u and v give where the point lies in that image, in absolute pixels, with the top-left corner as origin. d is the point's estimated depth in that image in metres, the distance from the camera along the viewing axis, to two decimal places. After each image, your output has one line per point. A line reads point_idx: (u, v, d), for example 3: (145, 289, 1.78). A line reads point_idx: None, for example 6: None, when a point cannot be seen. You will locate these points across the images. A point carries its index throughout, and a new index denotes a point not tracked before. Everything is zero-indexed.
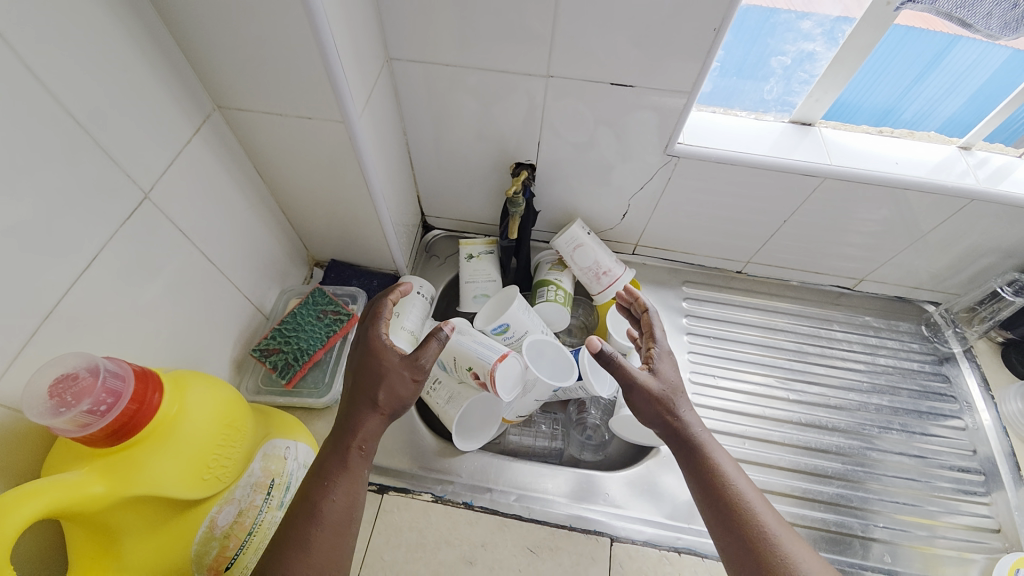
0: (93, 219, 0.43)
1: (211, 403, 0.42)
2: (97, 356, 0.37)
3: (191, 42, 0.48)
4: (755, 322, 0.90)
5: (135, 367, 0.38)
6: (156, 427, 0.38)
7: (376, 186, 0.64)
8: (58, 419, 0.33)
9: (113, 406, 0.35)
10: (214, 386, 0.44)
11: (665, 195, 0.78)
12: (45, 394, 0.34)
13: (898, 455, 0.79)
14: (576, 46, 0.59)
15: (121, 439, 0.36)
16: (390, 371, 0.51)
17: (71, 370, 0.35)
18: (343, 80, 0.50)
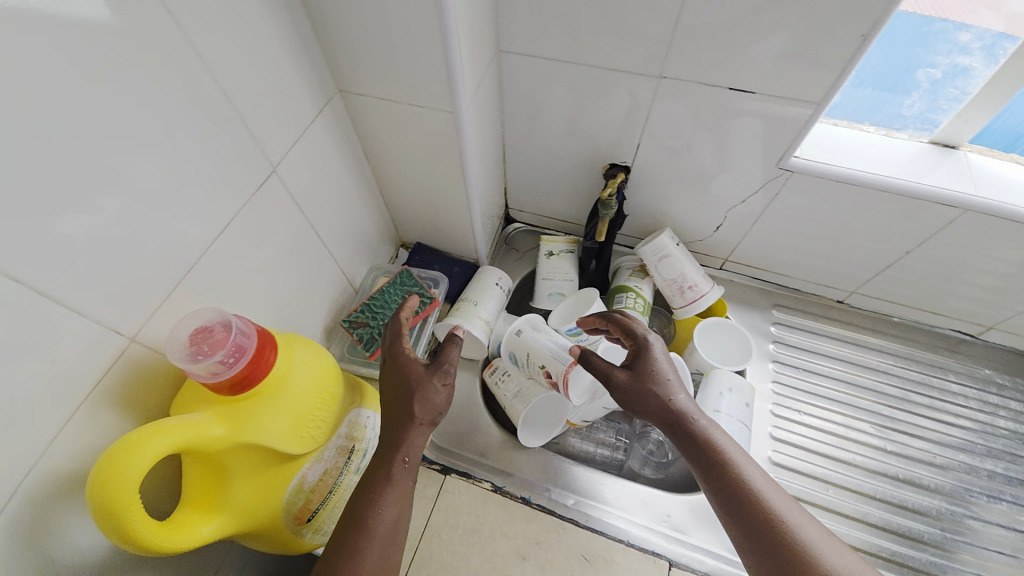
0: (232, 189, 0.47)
1: (314, 368, 0.45)
2: (228, 312, 0.41)
3: (328, 30, 0.51)
4: (849, 358, 0.82)
5: (256, 327, 0.42)
6: (269, 384, 0.41)
7: (471, 177, 0.66)
8: (196, 365, 0.37)
9: (239, 359, 0.39)
10: (318, 350, 0.47)
11: (767, 211, 0.72)
12: (184, 342, 0.38)
13: (1012, 532, 0.69)
14: (697, 47, 0.56)
15: (240, 391, 0.40)
16: (420, 380, 0.55)
17: (205, 323, 0.40)
18: (459, 72, 0.51)
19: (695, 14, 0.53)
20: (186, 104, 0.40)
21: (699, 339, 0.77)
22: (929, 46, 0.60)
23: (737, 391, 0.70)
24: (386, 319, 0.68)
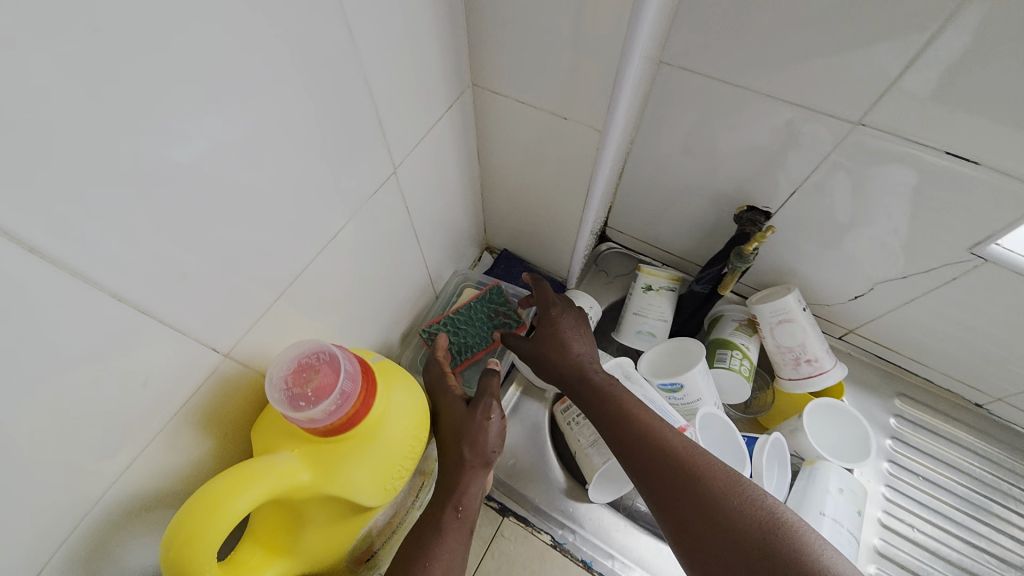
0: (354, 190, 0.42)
1: (406, 411, 0.40)
2: (331, 344, 0.36)
3: (484, 18, 0.44)
4: (978, 474, 0.70)
5: (358, 363, 0.37)
6: (362, 430, 0.37)
7: (595, 199, 0.58)
8: (298, 412, 0.33)
9: (342, 406, 0.34)
10: (412, 390, 0.43)
11: (929, 293, 0.62)
12: (284, 382, 0.33)
13: None
14: (921, 95, 0.45)
15: (332, 436, 0.35)
16: (467, 416, 0.50)
17: (308, 358, 0.35)
18: (628, 90, 0.43)
19: (937, 57, 0.42)
20: (338, 96, 0.34)
21: (808, 420, 0.68)
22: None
23: (849, 493, 0.61)
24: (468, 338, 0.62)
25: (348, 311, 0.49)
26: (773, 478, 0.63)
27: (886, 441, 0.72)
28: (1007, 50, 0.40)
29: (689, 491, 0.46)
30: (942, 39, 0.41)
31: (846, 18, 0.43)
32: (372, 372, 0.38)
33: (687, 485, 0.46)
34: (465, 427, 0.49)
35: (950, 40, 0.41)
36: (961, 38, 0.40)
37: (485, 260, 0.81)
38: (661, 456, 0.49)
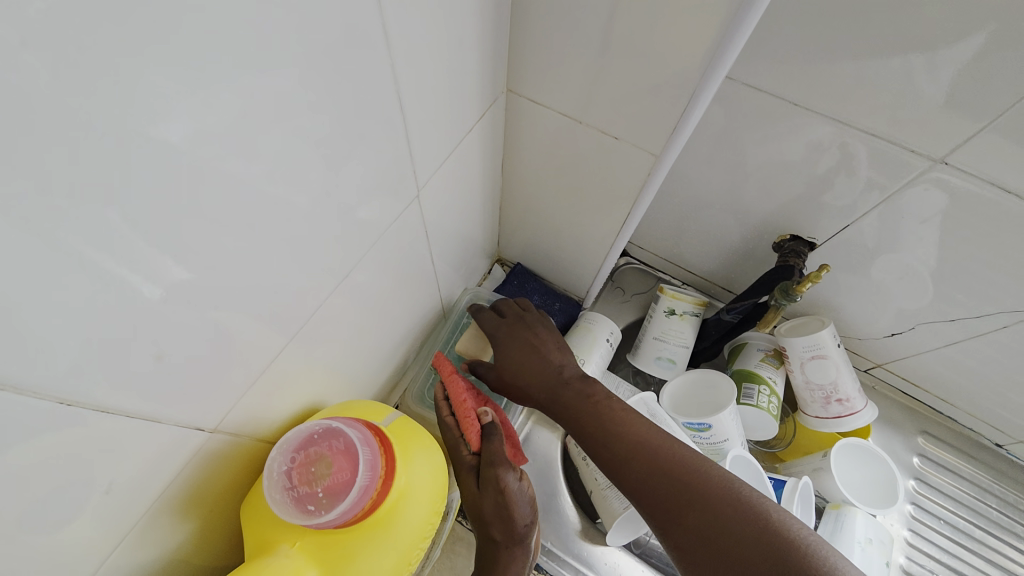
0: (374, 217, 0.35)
1: (429, 486, 0.38)
2: (335, 423, 0.35)
3: (534, 14, 0.36)
4: (998, 517, 0.69)
5: (371, 442, 0.35)
6: (378, 518, 0.34)
7: (632, 224, 0.53)
8: (306, 512, 0.32)
9: (356, 499, 0.33)
10: (436, 451, 0.41)
11: (975, 337, 0.59)
12: (287, 480, 0.32)
13: None
14: (1012, 133, 0.41)
15: (344, 528, 0.33)
16: (494, 491, 0.47)
17: (313, 441, 0.34)
18: (697, 114, 0.37)
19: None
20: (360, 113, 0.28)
21: (835, 462, 0.64)
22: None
23: (878, 543, 0.58)
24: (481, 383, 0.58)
25: (356, 349, 0.43)
26: None
27: (908, 482, 0.70)
28: None
29: (743, 528, 0.40)
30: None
31: (947, 46, 0.38)
32: (389, 445, 0.36)
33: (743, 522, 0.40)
34: (495, 506, 0.47)
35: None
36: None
37: (495, 273, 0.75)
38: (710, 490, 0.43)
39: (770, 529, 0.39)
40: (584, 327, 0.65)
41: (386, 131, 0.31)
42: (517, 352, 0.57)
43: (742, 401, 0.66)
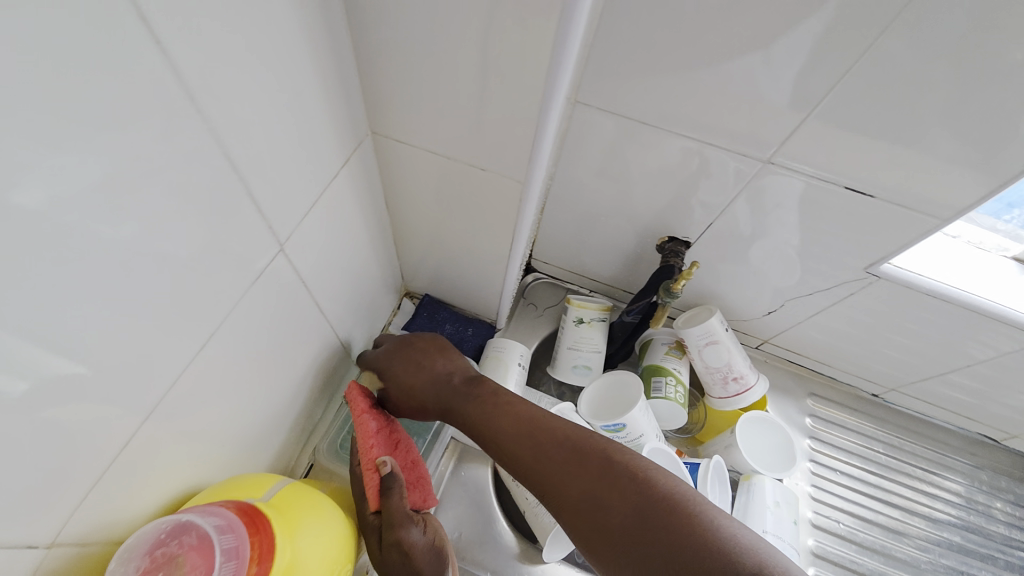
0: (235, 273, 0.34)
1: (320, 552, 0.39)
2: (185, 517, 0.32)
3: (380, 61, 0.37)
4: (883, 460, 0.77)
5: (233, 525, 0.34)
6: None
7: (519, 247, 0.54)
8: None
9: None
10: (326, 517, 0.41)
11: (831, 306, 0.68)
12: None
13: None
14: (816, 132, 0.48)
15: None
16: (394, 551, 0.45)
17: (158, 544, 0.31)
18: (548, 140, 0.39)
19: (834, 102, 0.45)
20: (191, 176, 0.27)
21: (741, 435, 0.70)
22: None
23: (785, 505, 0.64)
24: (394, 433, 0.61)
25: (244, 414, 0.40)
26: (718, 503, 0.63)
27: (807, 442, 0.77)
28: (882, 92, 0.43)
29: (650, 497, 0.39)
30: (838, 88, 0.44)
31: (754, 64, 0.45)
32: (262, 525, 0.36)
33: (648, 491, 0.39)
34: (396, 566, 0.45)
35: (845, 89, 0.44)
36: (853, 86, 0.44)
37: (405, 307, 0.74)
38: (616, 469, 0.41)
39: (673, 493, 0.39)
40: (495, 356, 0.67)
41: (231, 190, 0.30)
42: (408, 375, 0.57)
43: (653, 395, 0.70)
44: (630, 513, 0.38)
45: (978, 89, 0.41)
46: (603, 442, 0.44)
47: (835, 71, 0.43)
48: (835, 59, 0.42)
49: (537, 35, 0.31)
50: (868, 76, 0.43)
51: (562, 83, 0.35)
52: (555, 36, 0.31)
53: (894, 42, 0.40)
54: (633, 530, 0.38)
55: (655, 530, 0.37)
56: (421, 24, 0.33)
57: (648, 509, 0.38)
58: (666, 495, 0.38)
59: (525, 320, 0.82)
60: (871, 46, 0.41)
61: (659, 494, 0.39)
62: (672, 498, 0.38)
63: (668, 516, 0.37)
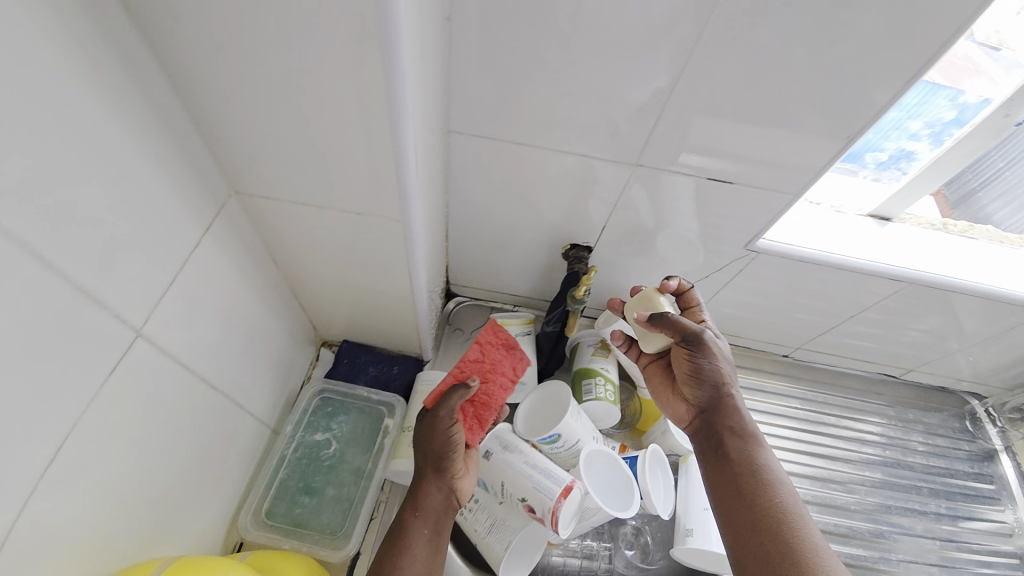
0: (81, 366, 0.31)
1: None
2: None
3: (221, 119, 0.36)
4: (803, 414, 0.84)
5: None
6: None
7: (421, 283, 0.54)
8: None
9: None
10: None
11: (730, 283, 0.73)
12: None
13: (938, 567, 0.74)
14: (671, 128, 0.52)
15: None
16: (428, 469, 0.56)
17: None
18: (413, 181, 0.39)
19: (679, 102, 0.50)
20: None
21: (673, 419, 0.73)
22: (927, 99, 0.55)
23: None
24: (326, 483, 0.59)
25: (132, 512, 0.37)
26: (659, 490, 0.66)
27: None
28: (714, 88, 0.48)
29: (759, 518, 0.46)
30: (679, 90, 0.49)
31: (601, 76, 0.49)
32: None
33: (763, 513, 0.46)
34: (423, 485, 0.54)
35: (684, 90, 0.49)
36: (690, 86, 0.48)
37: (324, 357, 0.70)
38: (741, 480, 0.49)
39: (788, 522, 0.45)
40: (423, 389, 0.64)
41: (52, 280, 0.28)
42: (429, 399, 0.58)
43: (586, 398, 0.71)
44: (737, 522, 0.47)
45: (791, 78, 0.47)
46: (749, 448, 0.51)
47: (672, 74, 0.48)
48: (669, 65, 0.47)
49: (368, 83, 0.31)
50: (700, 77, 0.47)
51: (408, 128, 0.34)
52: (385, 83, 0.31)
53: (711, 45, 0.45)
54: (736, 532, 0.47)
55: (746, 540, 0.46)
56: (249, 81, 0.33)
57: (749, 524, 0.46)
58: (774, 519, 0.46)
59: (454, 346, 0.81)
60: (695, 51, 0.45)
61: (773, 519, 0.46)
62: (778, 525, 0.45)
63: (758, 534, 0.46)
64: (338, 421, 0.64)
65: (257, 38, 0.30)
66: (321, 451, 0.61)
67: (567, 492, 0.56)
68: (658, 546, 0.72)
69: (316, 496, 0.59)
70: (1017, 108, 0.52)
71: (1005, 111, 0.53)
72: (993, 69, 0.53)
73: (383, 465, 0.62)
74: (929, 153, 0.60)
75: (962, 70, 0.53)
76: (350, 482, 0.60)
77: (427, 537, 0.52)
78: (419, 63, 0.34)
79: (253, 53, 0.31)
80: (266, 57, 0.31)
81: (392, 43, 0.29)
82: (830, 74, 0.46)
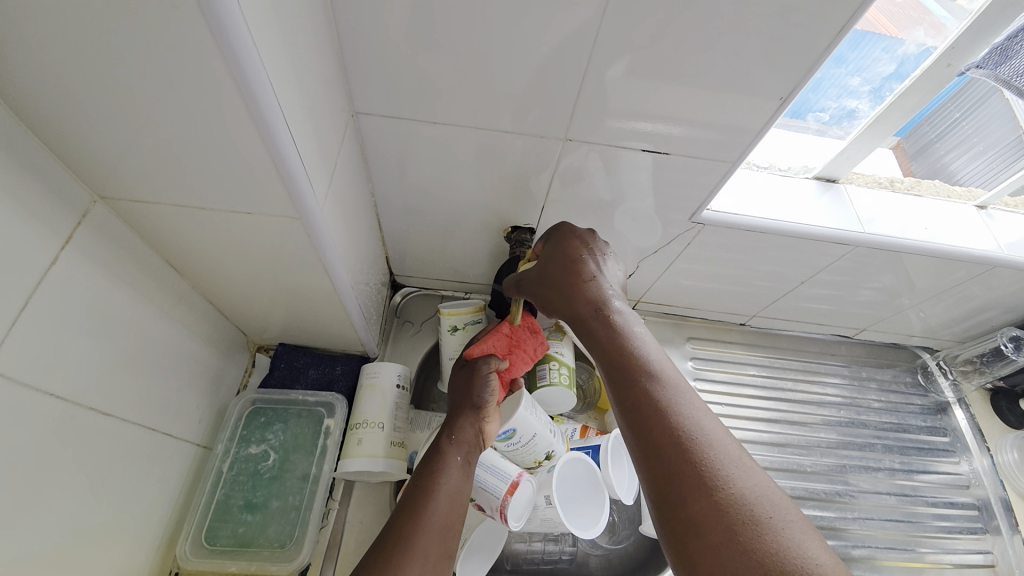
0: None
1: None
2: None
3: (53, 122, 0.31)
4: (761, 381, 0.84)
5: None
6: None
7: (342, 278, 0.50)
8: None
9: None
10: None
11: (680, 257, 0.71)
12: None
13: (892, 520, 0.76)
14: (599, 94, 0.49)
15: None
16: (454, 426, 0.59)
17: None
18: (299, 173, 0.35)
19: (598, 73, 0.47)
20: None
21: None
22: (865, 53, 0.53)
23: None
24: (273, 495, 0.55)
25: (12, 564, 0.34)
26: (622, 476, 0.64)
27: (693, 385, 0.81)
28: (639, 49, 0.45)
29: (681, 466, 0.36)
30: (596, 59, 0.46)
31: (512, 47, 0.45)
32: None
33: (684, 459, 0.36)
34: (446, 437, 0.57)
35: (602, 60, 0.46)
36: (607, 56, 0.45)
37: (261, 362, 0.66)
38: (652, 425, 0.39)
39: (713, 463, 0.36)
40: (369, 385, 0.61)
41: None
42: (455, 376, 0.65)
43: (540, 384, 0.69)
44: (656, 478, 0.37)
45: (711, 41, 0.44)
46: (658, 385, 0.41)
47: (586, 43, 0.44)
48: (581, 33, 0.44)
49: (208, 66, 0.27)
50: (617, 43, 0.44)
51: (275, 112, 0.31)
52: (231, 66, 0.27)
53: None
54: (656, 491, 0.37)
55: (669, 497, 0.36)
56: (68, 75, 0.28)
57: (668, 476, 0.36)
58: (697, 466, 0.36)
59: (403, 340, 0.78)
60: (606, 15, 0.42)
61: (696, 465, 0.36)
62: (704, 473, 0.36)
63: (681, 487, 0.36)
64: (275, 429, 0.59)
65: (57, 24, 0.25)
66: (259, 464, 0.56)
67: (513, 488, 0.56)
68: (624, 523, 0.71)
69: (261, 511, 0.54)
70: (959, 57, 0.50)
71: (947, 61, 0.51)
72: (936, 15, 0.51)
73: (332, 466, 0.58)
74: (870, 110, 0.58)
75: (899, 21, 0.52)
76: (298, 489, 0.56)
77: (461, 461, 0.55)
78: (276, 40, 0.30)
79: (59, 42, 0.26)
80: (76, 46, 0.26)
81: (223, 14, 0.25)
82: (751, 36, 0.44)
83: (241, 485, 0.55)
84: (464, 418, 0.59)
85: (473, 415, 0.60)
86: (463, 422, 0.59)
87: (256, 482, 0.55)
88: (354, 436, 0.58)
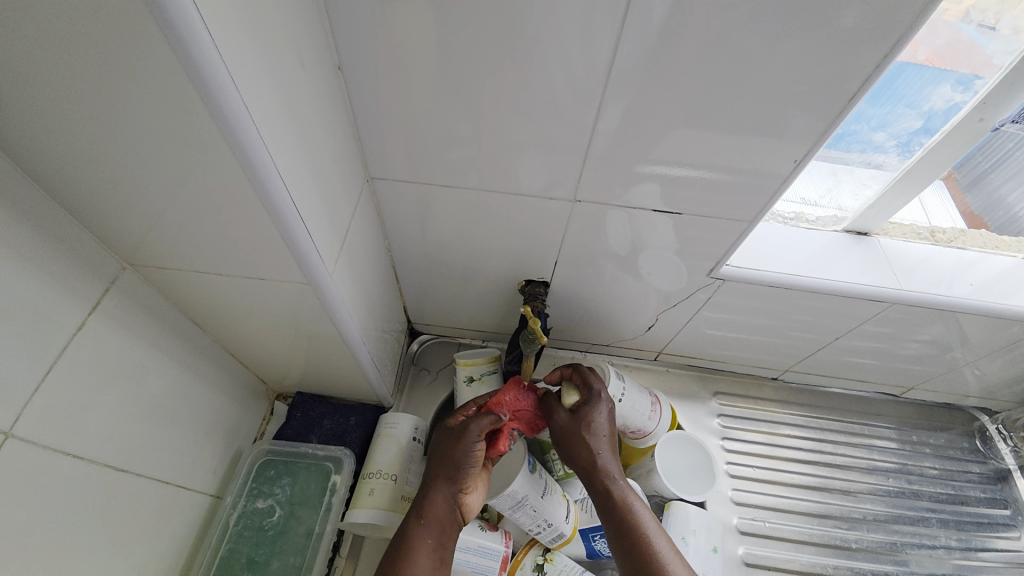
0: None
1: None
2: None
3: (88, 203, 0.34)
4: (796, 444, 0.78)
5: None
6: None
7: (352, 335, 0.51)
8: None
9: None
10: None
11: (703, 309, 0.68)
12: None
13: None
14: (607, 153, 0.50)
15: None
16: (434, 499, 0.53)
17: None
18: (304, 241, 0.37)
19: (606, 132, 0.48)
20: None
21: (670, 463, 0.67)
22: (887, 109, 0.52)
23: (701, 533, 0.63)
24: (275, 555, 0.55)
25: None
26: None
27: (720, 443, 0.77)
28: (644, 110, 0.46)
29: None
30: (603, 119, 0.47)
31: (520, 111, 0.47)
32: None
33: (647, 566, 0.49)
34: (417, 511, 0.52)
35: (609, 120, 0.47)
36: (614, 116, 0.46)
37: (278, 411, 0.67)
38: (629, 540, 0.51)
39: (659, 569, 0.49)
40: (386, 435, 0.61)
41: None
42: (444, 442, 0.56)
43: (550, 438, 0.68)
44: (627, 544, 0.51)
45: (719, 99, 0.44)
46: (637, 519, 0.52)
47: (593, 104, 0.46)
48: (587, 94, 0.45)
49: (217, 154, 0.29)
50: (624, 104, 0.45)
51: (279, 187, 0.33)
52: (233, 154, 0.29)
53: (629, 64, 0.42)
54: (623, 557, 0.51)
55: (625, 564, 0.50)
56: (99, 166, 0.30)
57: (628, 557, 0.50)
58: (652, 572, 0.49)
59: (419, 389, 0.78)
60: (611, 75, 0.43)
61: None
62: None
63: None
64: (283, 483, 0.59)
65: (91, 125, 0.27)
66: (264, 519, 0.56)
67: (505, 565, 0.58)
68: None
69: (261, 571, 0.53)
70: (990, 111, 0.48)
71: (978, 116, 0.48)
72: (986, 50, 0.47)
73: (335, 524, 0.57)
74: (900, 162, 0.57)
75: (944, 61, 0.49)
76: (298, 550, 0.55)
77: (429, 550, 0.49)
78: (281, 122, 0.33)
79: (91, 141, 0.28)
80: (105, 143, 0.29)
81: (228, 109, 0.27)
82: (758, 96, 0.44)
83: (243, 542, 0.55)
84: (436, 492, 0.53)
85: (447, 490, 0.53)
86: (434, 498, 0.52)
87: (260, 541, 0.55)
88: (366, 486, 0.58)
